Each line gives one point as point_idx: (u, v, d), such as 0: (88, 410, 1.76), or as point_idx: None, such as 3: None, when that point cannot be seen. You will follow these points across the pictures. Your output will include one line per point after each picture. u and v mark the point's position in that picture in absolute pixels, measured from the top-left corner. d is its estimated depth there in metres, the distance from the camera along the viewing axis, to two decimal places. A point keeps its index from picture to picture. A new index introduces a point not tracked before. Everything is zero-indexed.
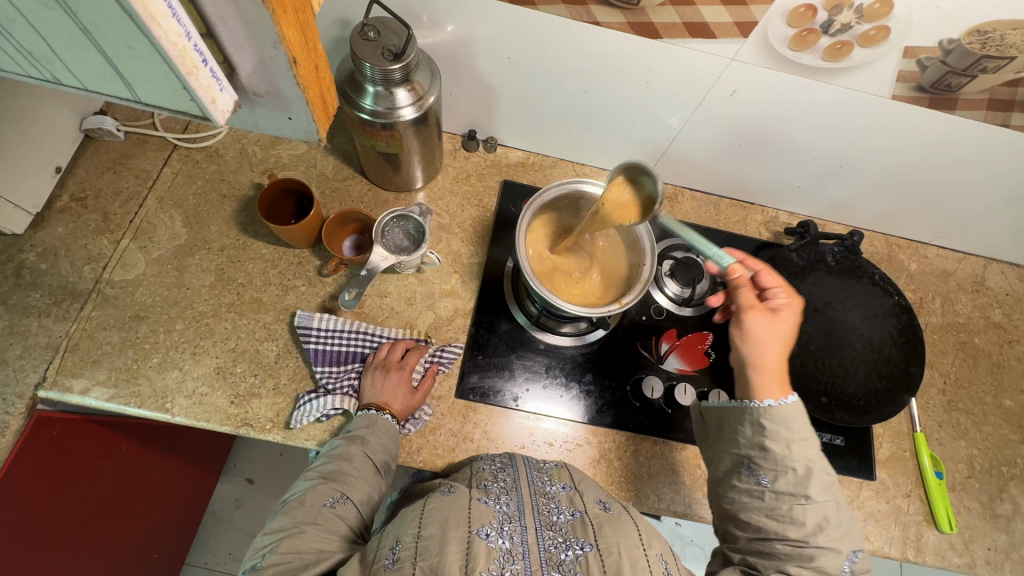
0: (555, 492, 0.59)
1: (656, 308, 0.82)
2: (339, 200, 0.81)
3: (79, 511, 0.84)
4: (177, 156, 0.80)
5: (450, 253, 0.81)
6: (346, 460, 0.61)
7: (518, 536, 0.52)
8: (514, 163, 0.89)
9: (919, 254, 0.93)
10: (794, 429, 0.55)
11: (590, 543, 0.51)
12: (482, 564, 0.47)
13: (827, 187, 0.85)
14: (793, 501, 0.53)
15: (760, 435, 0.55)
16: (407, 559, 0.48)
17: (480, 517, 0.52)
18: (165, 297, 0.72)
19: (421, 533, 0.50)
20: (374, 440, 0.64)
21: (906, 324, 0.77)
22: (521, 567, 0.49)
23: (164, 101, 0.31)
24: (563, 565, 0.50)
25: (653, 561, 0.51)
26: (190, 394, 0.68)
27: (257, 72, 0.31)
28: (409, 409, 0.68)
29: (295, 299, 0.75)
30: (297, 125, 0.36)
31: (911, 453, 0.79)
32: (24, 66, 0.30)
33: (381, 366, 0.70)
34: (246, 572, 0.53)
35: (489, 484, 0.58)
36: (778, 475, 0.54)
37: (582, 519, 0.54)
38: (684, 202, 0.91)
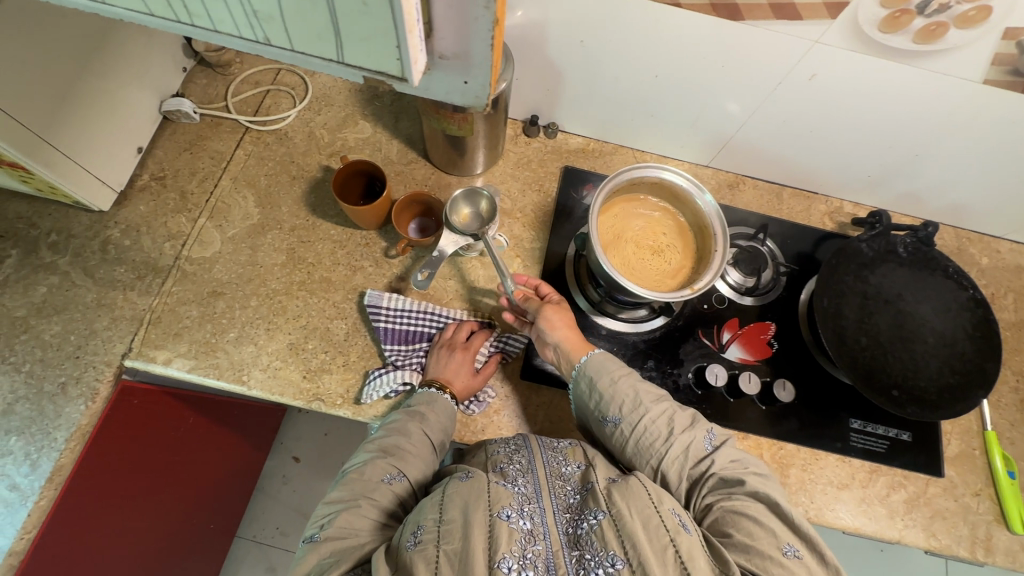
0: (570, 472, 0.59)
1: (718, 297, 0.80)
2: (403, 182, 0.82)
3: (151, 481, 0.88)
4: (249, 138, 0.82)
5: (512, 238, 0.81)
6: (404, 437, 0.63)
7: (539, 517, 0.53)
8: (575, 149, 0.88)
9: (990, 248, 0.90)
10: (601, 371, 0.65)
11: (603, 512, 0.52)
12: (503, 546, 0.48)
13: (898, 177, 0.83)
14: (642, 419, 0.62)
15: (592, 384, 0.65)
16: (430, 542, 0.49)
17: (500, 500, 0.53)
18: (239, 275, 0.74)
19: (442, 517, 0.51)
20: (435, 419, 0.65)
21: (981, 319, 0.75)
22: (542, 548, 0.50)
23: (369, 59, 0.32)
24: (582, 540, 0.51)
25: (667, 517, 0.51)
26: (265, 367, 0.71)
27: (453, 32, 0.31)
28: (468, 391, 0.69)
29: (363, 280, 0.76)
30: (469, 89, 0.36)
31: (981, 451, 0.77)
32: (240, 26, 0.32)
33: (447, 346, 0.72)
34: (304, 538, 0.57)
35: (505, 466, 0.59)
36: (620, 402, 0.63)
37: (594, 492, 0.55)
38: (746, 190, 0.89)
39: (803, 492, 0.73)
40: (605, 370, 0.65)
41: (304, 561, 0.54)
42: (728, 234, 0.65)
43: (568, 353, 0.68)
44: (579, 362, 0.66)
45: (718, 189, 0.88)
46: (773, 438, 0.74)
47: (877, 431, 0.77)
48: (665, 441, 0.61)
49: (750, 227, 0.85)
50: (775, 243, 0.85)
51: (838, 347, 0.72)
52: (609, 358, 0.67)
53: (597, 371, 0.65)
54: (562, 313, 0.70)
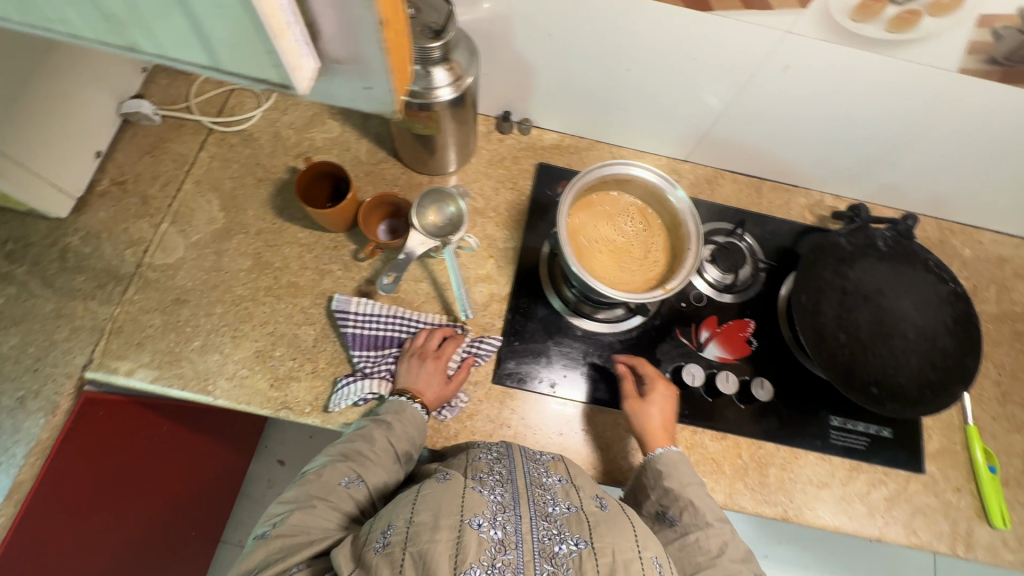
0: (551, 484, 0.58)
1: (696, 295, 0.79)
2: (373, 183, 0.80)
3: (123, 493, 0.86)
4: (213, 140, 0.80)
5: (485, 238, 0.79)
6: (367, 443, 0.62)
7: (512, 526, 0.51)
8: (549, 146, 0.86)
9: (973, 240, 0.89)
10: (680, 470, 0.64)
11: (585, 541, 0.50)
12: (472, 556, 0.47)
13: (878, 169, 0.82)
14: (698, 531, 0.60)
15: (660, 479, 0.63)
16: (398, 544, 0.49)
17: (473, 507, 0.51)
18: (204, 281, 0.72)
19: (413, 519, 0.50)
20: (400, 425, 0.64)
21: (961, 312, 0.74)
22: (512, 558, 0.49)
23: (248, 67, 0.31)
24: (556, 559, 0.49)
25: (647, 565, 0.50)
26: (231, 376, 0.69)
27: (340, 36, 0.30)
28: (440, 400, 0.67)
29: (332, 284, 0.74)
30: (373, 94, 0.35)
31: (963, 446, 0.76)
32: (105, 34, 0.31)
33: (417, 354, 0.69)
34: (255, 536, 0.57)
35: (485, 476, 0.57)
36: (684, 505, 0.62)
37: (578, 515, 0.53)
38: (725, 184, 0.87)
39: (783, 492, 0.72)
40: (672, 470, 0.64)
41: (252, 556, 0.55)
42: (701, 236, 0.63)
43: (645, 441, 0.67)
44: (655, 454, 0.65)
45: (696, 184, 0.87)
46: (752, 437, 0.73)
47: (857, 428, 0.75)
48: (711, 561, 0.59)
49: (728, 223, 0.84)
50: (754, 238, 0.83)
51: (816, 344, 0.71)
52: (687, 464, 0.65)
53: (669, 468, 0.64)
54: (658, 406, 0.68)
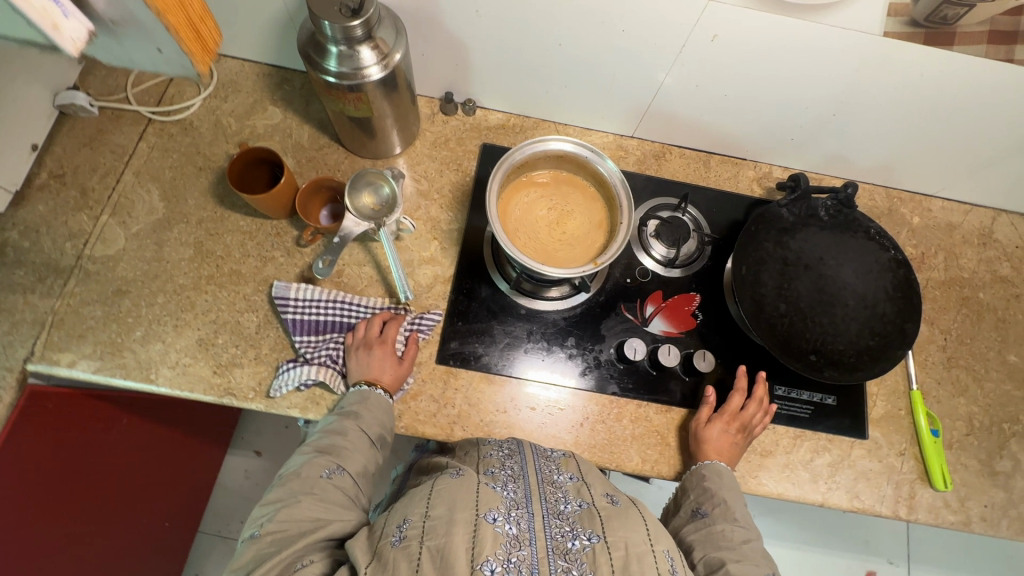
0: (563, 481, 0.59)
1: (641, 271, 0.79)
2: (315, 168, 0.80)
3: (85, 486, 0.87)
4: (152, 130, 0.79)
5: (429, 219, 0.79)
6: (340, 435, 0.63)
7: (526, 522, 0.51)
8: (494, 126, 0.86)
9: (922, 207, 0.89)
10: (725, 475, 0.67)
11: (598, 534, 0.50)
12: (488, 550, 0.47)
13: (821, 138, 0.81)
14: (724, 522, 0.62)
15: (701, 478, 0.67)
16: (414, 538, 0.49)
17: (488, 501, 0.52)
18: (145, 272, 0.73)
19: (429, 513, 0.50)
20: (370, 411, 0.65)
21: (902, 279, 0.75)
22: (527, 553, 0.48)
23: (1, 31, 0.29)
24: (569, 554, 0.49)
25: (659, 559, 0.50)
26: (173, 364, 0.69)
27: None
28: (398, 381, 0.68)
29: (274, 270, 0.74)
30: (169, 59, 0.33)
31: (907, 411, 0.77)
32: None
33: (363, 344, 0.69)
34: (244, 539, 0.57)
35: (497, 471, 0.58)
36: (716, 500, 0.64)
37: (589, 510, 0.54)
38: (672, 159, 0.87)
39: None
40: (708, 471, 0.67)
41: (245, 560, 0.55)
42: (633, 220, 0.63)
43: (701, 456, 0.69)
44: (705, 464, 0.68)
45: (643, 160, 0.86)
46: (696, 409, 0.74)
47: (801, 396, 0.76)
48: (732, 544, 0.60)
49: (674, 197, 0.84)
50: (699, 211, 0.84)
51: (756, 315, 0.71)
52: (729, 476, 0.67)
53: (714, 474, 0.67)
54: (724, 428, 0.69)
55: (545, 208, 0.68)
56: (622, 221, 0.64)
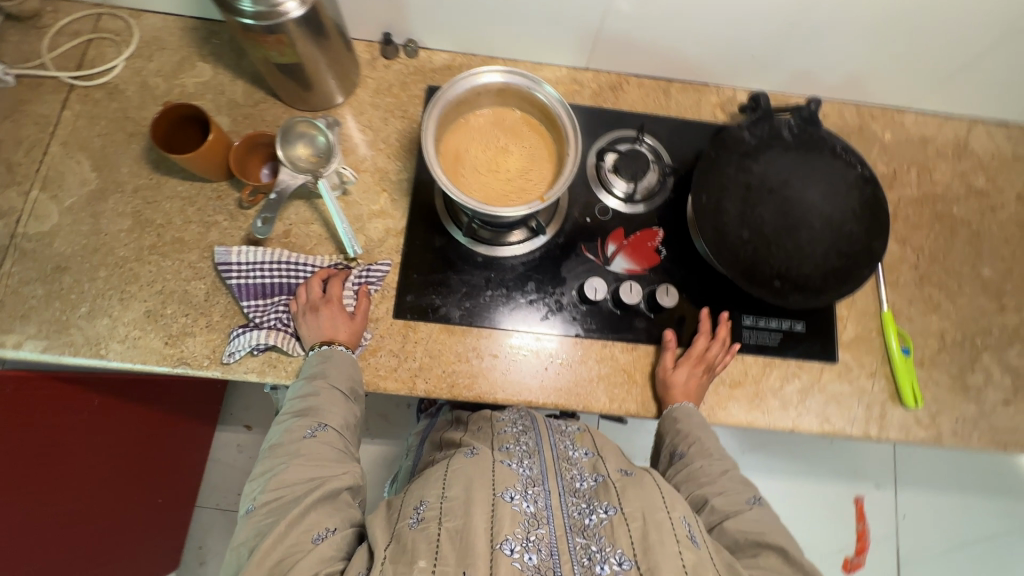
0: (578, 458, 0.61)
1: (601, 209, 0.76)
2: (253, 126, 0.76)
3: (66, 472, 0.90)
4: (75, 97, 0.75)
5: (377, 171, 0.76)
6: (313, 395, 0.62)
7: (543, 500, 0.53)
8: (440, 68, 0.81)
9: (893, 122, 0.85)
10: (696, 420, 0.67)
11: (615, 506, 0.51)
12: (506, 529, 0.48)
13: (784, 55, 0.77)
14: (702, 460, 0.65)
15: (672, 424, 0.67)
16: (433, 519, 0.49)
17: (504, 481, 0.53)
18: (84, 246, 0.70)
19: (446, 495, 0.51)
20: (335, 365, 0.64)
21: (870, 197, 0.72)
22: (546, 531, 0.50)
23: None
24: (588, 530, 0.50)
25: (678, 525, 0.49)
26: (123, 338, 0.67)
27: None
28: (356, 336, 0.67)
29: (218, 235, 0.71)
30: None
31: (878, 333, 0.76)
32: None
33: (310, 308, 0.67)
34: (240, 515, 0.56)
35: (512, 447, 0.60)
36: (689, 439, 0.66)
37: (605, 483, 0.55)
38: (630, 90, 0.82)
39: None
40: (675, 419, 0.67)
41: (244, 537, 0.53)
42: (580, 153, 0.59)
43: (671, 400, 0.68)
44: (674, 409, 0.67)
45: (599, 93, 0.82)
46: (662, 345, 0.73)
47: (769, 324, 0.75)
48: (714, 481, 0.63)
49: (632, 129, 0.80)
50: (659, 142, 0.80)
51: (718, 245, 0.69)
52: (697, 416, 0.68)
53: (677, 419, 0.67)
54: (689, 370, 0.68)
55: (494, 145, 0.65)
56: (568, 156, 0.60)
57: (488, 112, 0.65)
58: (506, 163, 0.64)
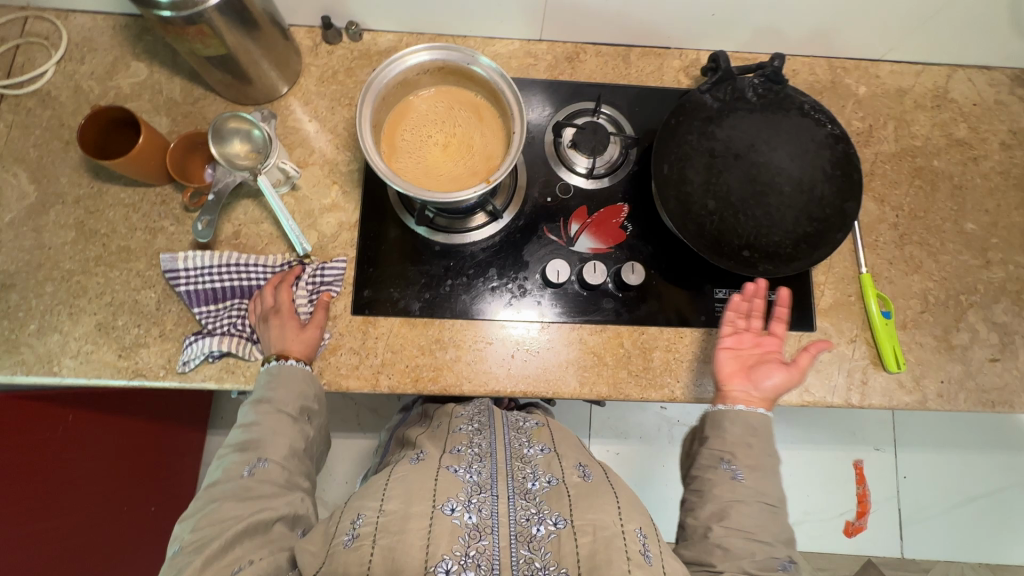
0: (534, 455, 0.63)
1: (562, 187, 0.73)
2: (194, 124, 0.73)
3: (60, 501, 0.91)
4: (7, 107, 0.72)
5: (326, 163, 0.73)
6: (257, 423, 0.60)
7: (488, 508, 0.55)
8: (386, 50, 0.77)
9: (868, 75, 0.81)
10: (757, 426, 0.62)
11: (563, 518, 0.54)
12: (444, 546, 0.50)
13: (746, 10, 0.72)
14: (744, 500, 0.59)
15: (748, 428, 0.62)
16: (367, 537, 0.52)
17: (447, 491, 0.55)
18: (28, 262, 0.68)
19: (384, 509, 0.54)
20: (282, 389, 0.62)
21: (841, 155, 0.68)
22: (488, 541, 0.52)
23: None
24: (533, 541, 0.52)
25: (630, 540, 0.52)
26: (75, 354, 0.66)
27: None
28: (309, 347, 0.64)
29: (166, 241, 0.69)
30: None
31: (858, 297, 0.73)
32: None
33: (262, 317, 0.65)
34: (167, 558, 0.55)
35: (463, 450, 0.62)
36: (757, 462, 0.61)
37: (557, 488, 0.57)
38: (588, 59, 0.78)
39: (669, 373, 0.70)
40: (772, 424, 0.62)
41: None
42: (526, 130, 0.56)
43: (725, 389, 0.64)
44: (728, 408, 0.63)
45: (555, 65, 0.78)
46: (633, 324, 0.70)
47: None
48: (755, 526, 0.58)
49: (591, 101, 0.76)
50: (621, 112, 0.76)
51: (682, 217, 0.66)
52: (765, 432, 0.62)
53: (737, 417, 0.62)
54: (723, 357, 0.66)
55: (440, 130, 0.62)
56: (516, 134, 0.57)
57: (430, 94, 0.62)
58: (454, 147, 0.61)
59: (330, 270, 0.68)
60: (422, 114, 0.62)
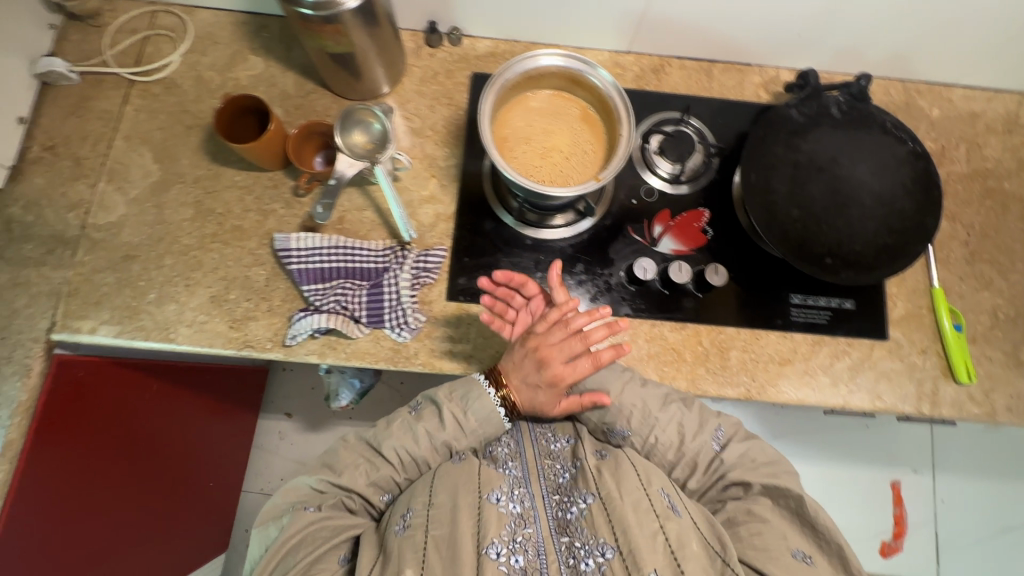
0: (559, 448, 0.72)
1: (647, 190, 0.77)
2: (305, 116, 0.78)
3: (139, 472, 0.95)
4: (135, 92, 0.77)
5: (425, 157, 0.77)
6: (417, 448, 0.68)
7: (528, 500, 0.65)
8: (483, 55, 0.82)
9: (941, 98, 0.84)
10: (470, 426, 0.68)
11: (592, 495, 0.63)
12: (492, 530, 0.60)
13: (832, 30, 0.76)
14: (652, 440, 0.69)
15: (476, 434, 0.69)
16: (419, 526, 0.61)
17: (489, 484, 0.65)
18: (150, 236, 0.73)
19: (432, 502, 0.63)
20: (473, 429, 0.67)
21: (921, 172, 0.72)
22: (532, 528, 0.62)
23: None
24: (571, 524, 0.63)
25: (654, 500, 0.62)
26: (190, 323, 0.70)
27: None
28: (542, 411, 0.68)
29: (276, 223, 0.74)
30: None
31: (929, 310, 0.76)
32: None
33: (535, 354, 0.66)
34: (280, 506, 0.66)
35: (496, 450, 0.72)
36: (629, 418, 0.69)
37: (581, 471, 0.67)
38: (672, 71, 0.83)
39: (745, 372, 0.72)
40: (607, 389, 0.69)
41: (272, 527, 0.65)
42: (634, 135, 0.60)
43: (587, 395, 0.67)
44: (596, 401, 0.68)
45: (641, 76, 0.82)
46: (711, 324, 0.74)
47: (818, 303, 0.75)
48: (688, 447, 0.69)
49: (676, 111, 0.80)
50: (704, 123, 0.80)
51: (768, 223, 0.69)
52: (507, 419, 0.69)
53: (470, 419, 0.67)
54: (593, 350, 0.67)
55: (540, 136, 0.65)
56: (622, 139, 0.61)
57: (535, 96, 0.66)
58: (557, 150, 0.65)
59: (432, 255, 0.72)
60: (515, 126, 0.65)
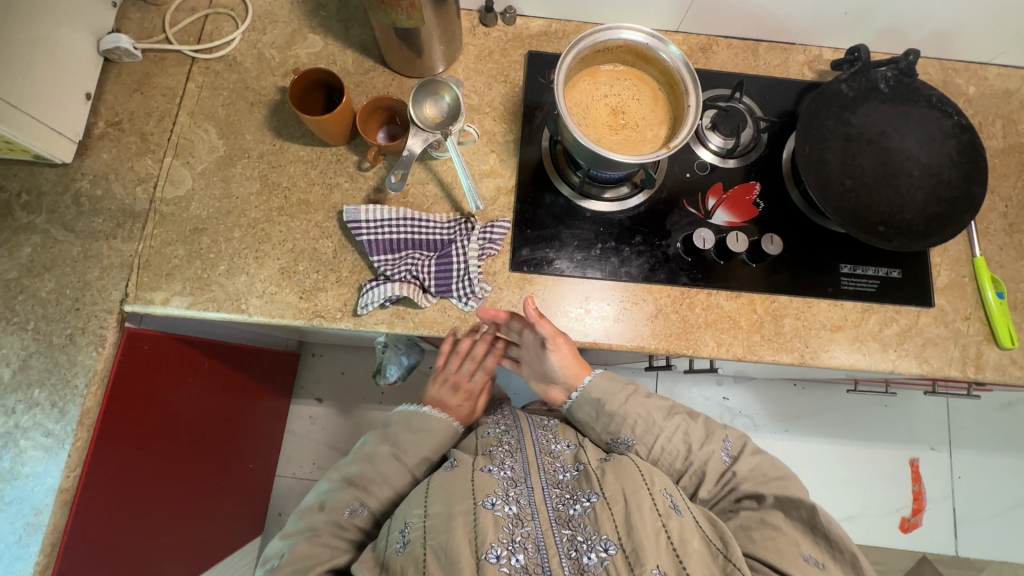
0: (560, 451, 0.72)
1: (700, 165, 0.79)
2: (365, 93, 0.79)
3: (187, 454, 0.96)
4: (197, 69, 0.79)
5: (484, 133, 0.79)
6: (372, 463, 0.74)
7: (526, 498, 0.64)
8: (537, 34, 0.84)
9: (977, 76, 0.87)
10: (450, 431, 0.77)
11: (596, 493, 0.62)
12: (491, 534, 0.58)
13: (878, 9, 0.78)
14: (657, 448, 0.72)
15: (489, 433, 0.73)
16: (416, 539, 0.60)
17: (486, 489, 0.63)
18: (218, 209, 0.74)
19: (427, 513, 0.61)
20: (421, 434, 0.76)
21: (967, 144, 0.74)
22: (531, 527, 0.60)
23: None
24: (573, 519, 0.61)
25: (657, 497, 0.61)
26: (261, 294, 0.72)
27: None
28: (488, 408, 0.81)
29: (342, 196, 0.75)
30: None
31: (971, 279, 0.79)
32: None
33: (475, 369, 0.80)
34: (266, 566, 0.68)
35: (494, 450, 0.71)
36: (633, 426, 0.73)
37: (584, 473, 0.66)
38: (720, 51, 0.85)
39: (799, 338, 0.75)
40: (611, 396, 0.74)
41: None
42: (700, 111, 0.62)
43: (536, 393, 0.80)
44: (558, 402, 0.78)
45: (690, 55, 0.85)
46: (766, 293, 0.76)
47: (867, 272, 0.78)
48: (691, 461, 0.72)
49: (725, 89, 0.83)
50: (753, 100, 0.83)
51: (823, 192, 0.72)
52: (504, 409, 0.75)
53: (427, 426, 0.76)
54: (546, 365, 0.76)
55: (603, 107, 0.67)
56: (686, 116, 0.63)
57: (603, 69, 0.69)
58: (627, 115, 0.67)
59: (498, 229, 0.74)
60: (584, 96, 0.67)
